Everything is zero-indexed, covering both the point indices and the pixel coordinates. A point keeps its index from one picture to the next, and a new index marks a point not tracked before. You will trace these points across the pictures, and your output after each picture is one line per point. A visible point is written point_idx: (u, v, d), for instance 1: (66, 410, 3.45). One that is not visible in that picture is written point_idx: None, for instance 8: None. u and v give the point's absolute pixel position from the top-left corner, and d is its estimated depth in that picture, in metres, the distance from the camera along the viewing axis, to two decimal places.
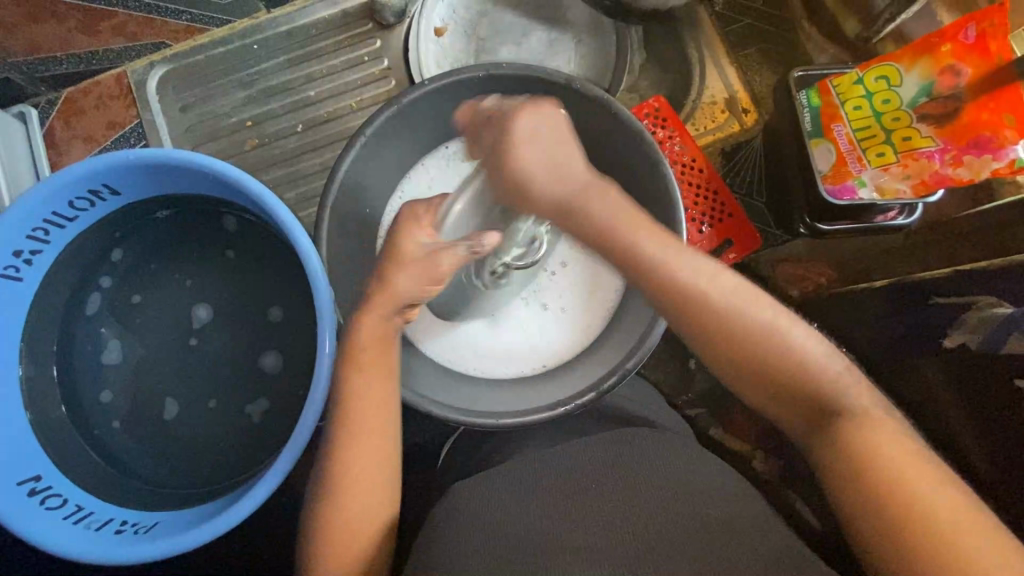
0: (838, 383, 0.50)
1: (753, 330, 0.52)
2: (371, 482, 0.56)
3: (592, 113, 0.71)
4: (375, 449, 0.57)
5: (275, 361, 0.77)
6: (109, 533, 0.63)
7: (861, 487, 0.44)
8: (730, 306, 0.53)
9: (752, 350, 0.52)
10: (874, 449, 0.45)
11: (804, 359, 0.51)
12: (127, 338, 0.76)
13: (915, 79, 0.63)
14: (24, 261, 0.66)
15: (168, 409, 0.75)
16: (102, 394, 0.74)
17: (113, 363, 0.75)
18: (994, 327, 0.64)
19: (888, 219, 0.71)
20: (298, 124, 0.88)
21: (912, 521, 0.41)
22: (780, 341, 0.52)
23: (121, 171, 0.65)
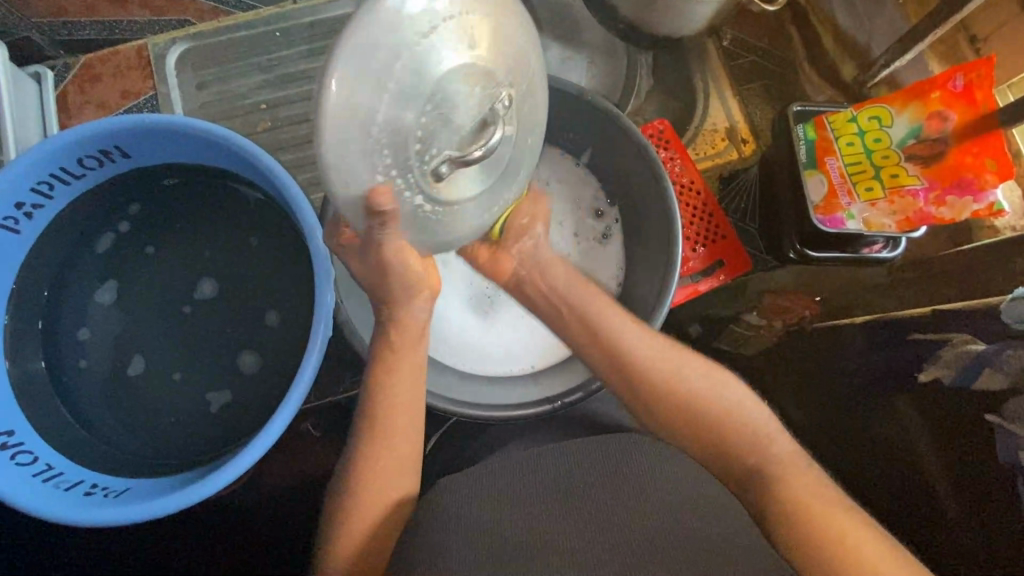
0: (767, 440, 0.57)
1: (691, 392, 0.60)
2: (403, 449, 0.58)
3: (600, 125, 0.73)
4: (402, 416, 0.60)
5: (253, 362, 0.75)
6: (78, 494, 0.61)
7: (806, 525, 0.49)
8: (666, 366, 0.61)
9: (696, 413, 0.59)
10: (811, 494, 0.51)
11: (739, 415, 0.58)
12: (124, 284, 0.75)
13: (905, 122, 0.68)
14: (25, 214, 0.66)
15: (135, 364, 0.74)
16: (81, 330, 0.74)
17: (104, 303, 0.75)
18: (965, 364, 0.67)
19: (874, 251, 0.74)
20: (312, 112, 0.90)
21: (845, 555, 0.46)
22: (704, 407, 0.59)
23: (135, 133, 0.65)
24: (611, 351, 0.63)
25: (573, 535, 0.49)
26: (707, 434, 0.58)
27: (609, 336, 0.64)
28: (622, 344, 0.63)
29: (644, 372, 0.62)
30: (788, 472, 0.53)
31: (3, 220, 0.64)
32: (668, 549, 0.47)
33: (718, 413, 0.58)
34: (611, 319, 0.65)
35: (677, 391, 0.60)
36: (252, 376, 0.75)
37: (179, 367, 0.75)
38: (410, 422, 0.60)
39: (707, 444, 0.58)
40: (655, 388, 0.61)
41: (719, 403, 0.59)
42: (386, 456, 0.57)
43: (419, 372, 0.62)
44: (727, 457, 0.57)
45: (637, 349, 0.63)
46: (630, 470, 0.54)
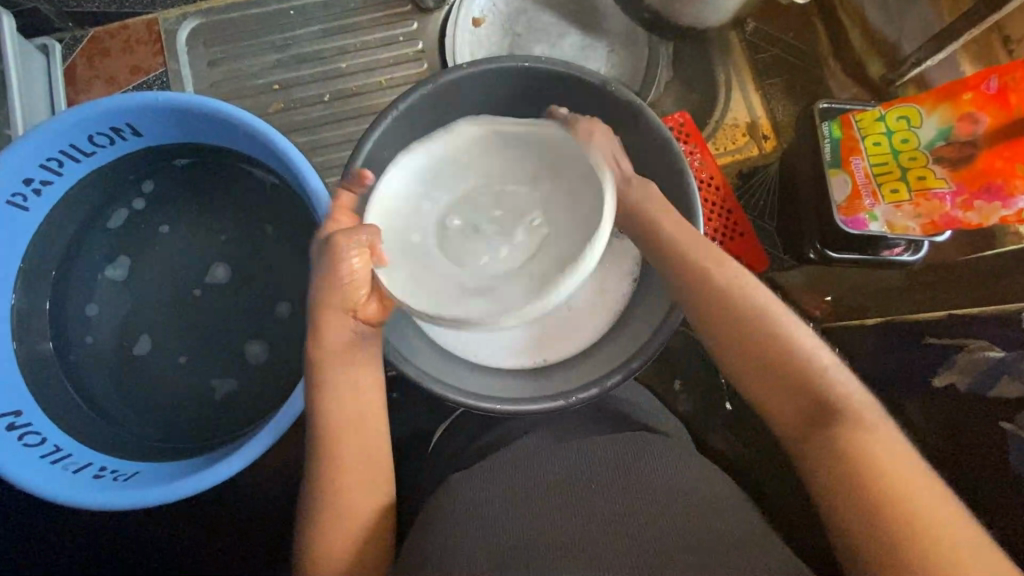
0: (837, 391, 0.51)
1: (771, 325, 0.54)
2: (362, 461, 0.58)
3: (623, 116, 0.72)
4: (361, 424, 0.59)
5: (259, 352, 0.73)
6: (87, 476, 0.61)
7: (867, 493, 0.45)
8: (740, 291, 0.56)
9: (785, 356, 0.53)
10: (878, 457, 0.46)
11: (813, 360, 0.52)
12: (137, 262, 0.74)
13: (934, 123, 0.66)
14: (33, 191, 0.64)
15: (141, 343, 0.73)
16: (88, 307, 0.72)
17: (116, 280, 0.73)
18: (983, 369, 0.66)
19: (894, 254, 0.73)
20: (325, 94, 0.88)
21: (917, 528, 0.42)
22: (774, 338, 0.53)
23: (148, 112, 0.64)
24: (694, 284, 0.58)
25: (591, 534, 0.48)
26: (788, 383, 0.52)
27: (702, 271, 0.59)
28: (708, 278, 0.58)
29: (708, 292, 0.58)
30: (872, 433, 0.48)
31: (10, 196, 0.63)
32: (688, 552, 0.46)
33: (794, 350, 0.53)
34: (698, 252, 0.60)
35: (767, 332, 0.54)
36: (257, 367, 0.73)
37: (182, 350, 0.73)
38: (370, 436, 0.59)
39: (788, 389, 0.52)
40: (742, 324, 0.55)
41: (793, 338, 0.53)
42: (345, 467, 0.57)
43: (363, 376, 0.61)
44: (791, 395, 0.52)
45: (716, 280, 0.58)
46: (649, 470, 0.54)
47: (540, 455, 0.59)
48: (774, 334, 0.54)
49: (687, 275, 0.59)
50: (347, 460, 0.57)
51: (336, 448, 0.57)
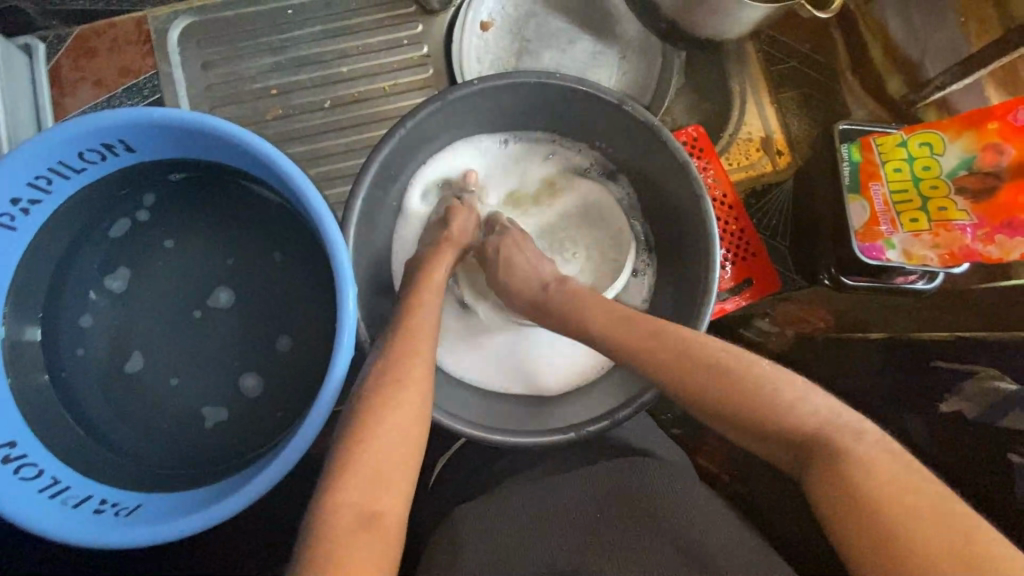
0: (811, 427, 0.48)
1: (747, 373, 0.53)
2: (386, 468, 0.52)
3: (637, 134, 0.70)
4: (401, 431, 0.55)
5: (255, 384, 0.71)
6: (87, 512, 0.59)
7: (886, 541, 0.40)
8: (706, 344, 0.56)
9: (770, 401, 0.51)
10: (889, 494, 0.42)
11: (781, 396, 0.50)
12: (139, 274, 0.71)
13: (957, 152, 0.65)
14: (21, 210, 0.61)
15: (133, 360, 0.70)
16: (82, 317, 0.70)
17: (116, 292, 0.71)
18: (991, 401, 0.64)
19: (909, 282, 0.72)
20: (326, 100, 0.84)
21: (956, 565, 0.38)
22: (755, 390, 0.51)
23: (142, 129, 0.61)
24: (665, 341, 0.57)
25: None
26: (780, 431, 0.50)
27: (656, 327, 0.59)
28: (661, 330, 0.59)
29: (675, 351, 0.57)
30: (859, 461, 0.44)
31: None
32: None
33: (775, 399, 0.50)
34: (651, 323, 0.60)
35: (745, 379, 0.52)
36: (254, 400, 0.71)
37: (174, 371, 0.71)
38: (404, 450, 0.54)
39: (786, 438, 0.49)
40: (696, 374, 0.54)
41: (766, 386, 0.51)
42: (370, 465, 0.52)
43: (417, 383, 0.58)
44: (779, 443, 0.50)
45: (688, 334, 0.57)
46: (667, 517, 0.54)
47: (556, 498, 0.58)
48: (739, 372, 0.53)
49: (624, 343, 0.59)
50: (367, 469, 0.52)
51: (368, 445, 0.53)
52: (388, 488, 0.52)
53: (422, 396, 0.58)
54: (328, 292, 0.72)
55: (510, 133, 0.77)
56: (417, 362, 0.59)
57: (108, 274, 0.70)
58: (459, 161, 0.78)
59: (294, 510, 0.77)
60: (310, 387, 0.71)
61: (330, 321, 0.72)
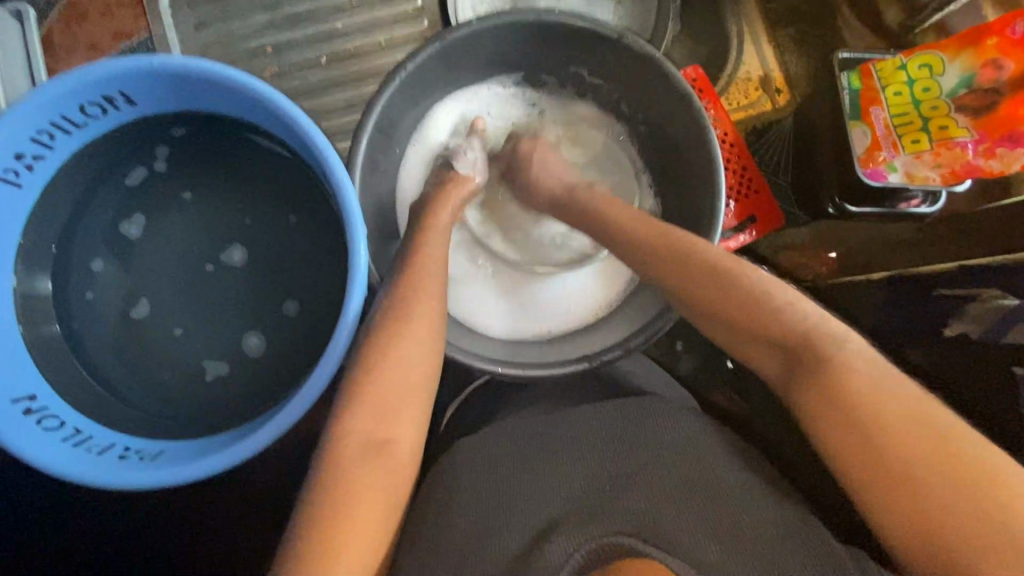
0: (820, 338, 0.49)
1: (749, 290, 0.54)
2: (404, 408, 0.53)
3: (638, 68, 0.70)
4: (413, 368, 0.55)
5: (257, 344, 0.71)
6: (112, 458, 0.59)
7: (868, 455, 0.43)
8: (716, 266, 0.56)
9: (792, 333, 0.50)
10: (870, 403, 0.44)
11: (779, 313, 0.52)
12: (157, 216, 0.71)
13: (956, 71, 0.65)
14: (25, 166, 0.61)
15: (139, 307, 0.70)
16: (93, 261, 0.69)
17: (132, 238, 0.70)
18: (996, 319, 0.65)
19: (912, 207, 0.72)
20: (322, 57, 0.84)
21: (934, 476, 0.40)
22: (753, 303, 0.53)
23: (142, 78, 0.60)
24: (688, 261, 0.58)
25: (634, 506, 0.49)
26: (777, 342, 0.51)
27: (699, 259, 0.57)
28: (689, 266, 0.58)
29: (692, 275, 0.57)
30: (882, 402, 0.44)
31: (2, 172, 0.60)
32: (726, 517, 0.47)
33: (776, 316, 0.51)
34: (696, 253, 0.58)
35: (750, 304, 0.53)
36: (258, 358, 0.70)
37: (178, 321, 0.70)
38: (421, 384, 0.55)
39: (789, 352, 0.50)
40: (737, 309, 0.53)
41: (766, 300, 0.53)
42: (379, 399, 0.52)
43: (426, 320, 0.58)
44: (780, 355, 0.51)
45: (714, 262, 0.57)
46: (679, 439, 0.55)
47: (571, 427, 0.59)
48: (778, 311, 0.52)
49: (659, 271, 0.60)
50: (381, 402, 0.52)
51: (386, 377, 0.54)
52: (403, 419, 0.52)
53: (432, 338, 0.58)
54: (335, 240, 0.72)
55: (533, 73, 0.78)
56: (429, 297, 0.59)
57: (124, 221, 0.70)
58: (479, 93, 0.79)
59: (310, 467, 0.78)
60: (322, 336, 0.71)
61: (338, 272, 0.72)
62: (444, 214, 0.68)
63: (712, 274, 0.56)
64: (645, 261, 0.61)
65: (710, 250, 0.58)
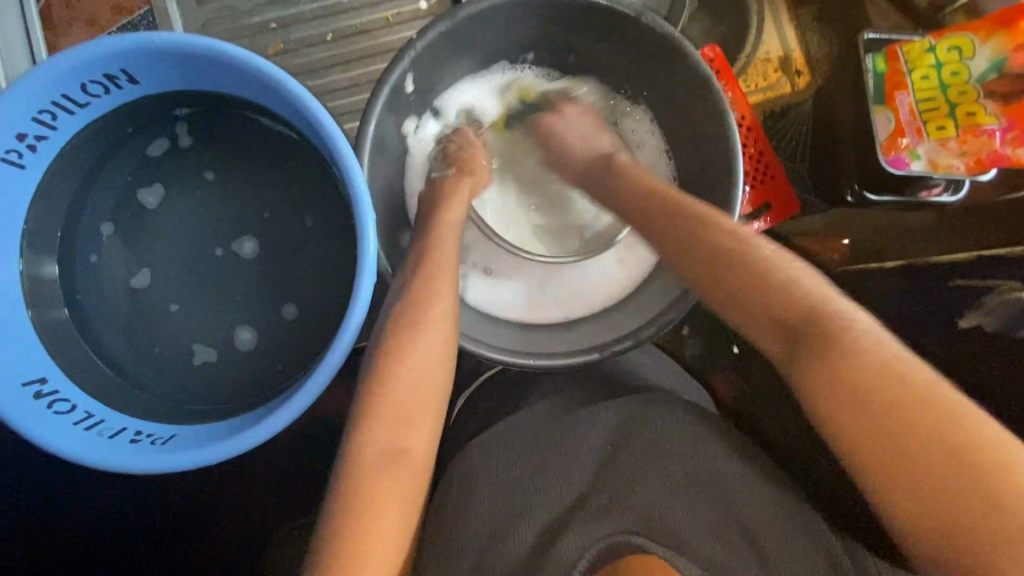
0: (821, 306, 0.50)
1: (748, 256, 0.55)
2: (416, 402, 0.53)
3: (656, 49, 0.68)
4: (427, 360, 0.55)
5: (248, 338, 0.70)
6: (124, 442, 0.60)
7: (888, 436, 0.43)
8: (713, 235, 0.58)
9: (802, 307, 0.50)
10: (868, 365, 0.45)
11: (783, 283, 0.52)
12: (170, 190, 0.71)
13: (987, 54, 0.63)
14: (28, 146, 0.60)
15: (139, 277, 0.70)
16: (104, 226, 0.69)
17: (148, 207, 0.70)
18: (1014, 313, 0.63)
19: (933, 195, 0.70)
20: (328, 33, 0.81)
21: (939, 448, 0.41)
22: (754, 273, 0.54)
23: (144, 55, 0.59)
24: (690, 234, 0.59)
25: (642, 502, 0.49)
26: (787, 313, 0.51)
27: (700, 233, 0.58)
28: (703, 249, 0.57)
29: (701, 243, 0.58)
30: (901, 379, 0.44)
31: (5, 153, 0.58)
32: None
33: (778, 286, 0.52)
34: (685, 216, 0.60)
35: (752, 270, 0.54)
36: (271, 343, 0.70)
37: (175, 297, 0.70)
38: (433, 378, 0.54)
39: (789, 320, 0.51)
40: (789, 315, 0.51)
41: (765, 268, 0.53)
42: (402, 400, 0.53)
43: (437, 310, 0.57)
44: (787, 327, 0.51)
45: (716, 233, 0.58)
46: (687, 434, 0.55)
47: (581, 421, 0.59)
48: (779, 289, 0.52)
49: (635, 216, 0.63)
50: (392, 397, 0.52)
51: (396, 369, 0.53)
52: (417, 409, 0.52)
53: (447, 337, 0.57)
54: (344, 227, 0.71)
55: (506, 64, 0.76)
56: (440, 286, 0.59)
57: (142, 188, 0.70)
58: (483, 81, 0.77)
59: (318, 451, 0.79)
60: (330, 322, 0.70)
61: (345, 258, 0.71)
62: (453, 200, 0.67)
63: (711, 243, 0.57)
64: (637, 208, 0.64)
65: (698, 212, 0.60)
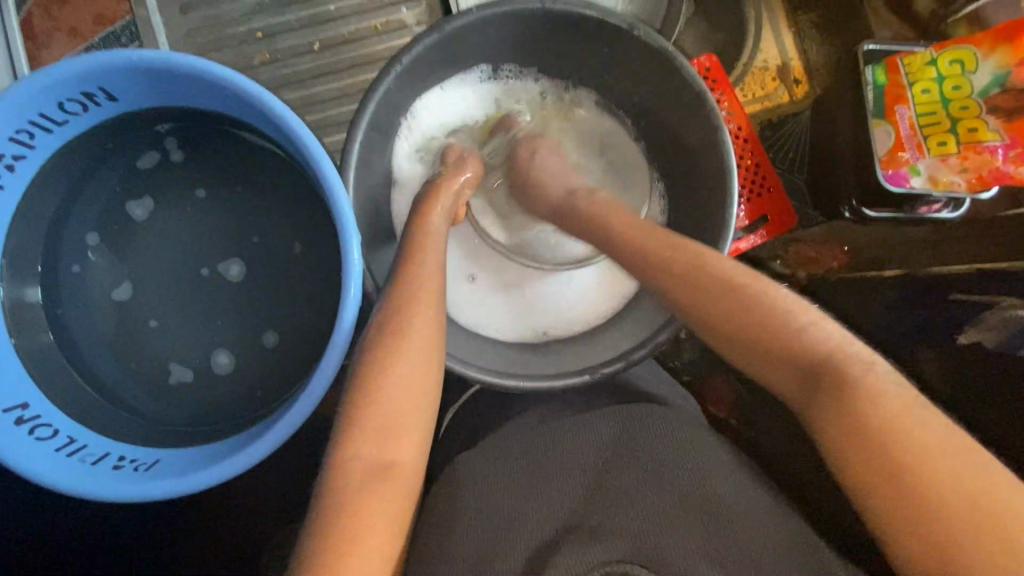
0: (811, 338, 0.47)
1: (744, 287, 0.52)
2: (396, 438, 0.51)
3: (649, 62, 0.66)
4: (413, 392, 0.53)
5: (226, 362, 0.69)
6: (107, 469, 0.59)
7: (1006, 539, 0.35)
8: (707, 265, 0.55)
9: (805, 351, 0.46)
10: (865, 404, 0.42)
11: (776, 315, 0.49)
12: (160, 202, 0.69)
13: (989, 68, 0.62)
14: (5, 167, 0.59)
15: (122, 289, 0.69)
16: (88, 236, 0.68)
17: (137, 219, 0.69)
18: (1012, 331, 0.60)
19: (932, 212, 0.69)
20: (315, 42, 0.80)
21: (944, 500, 0.37)
22: (750, 303, 0.50)
23: (122, 74, 0.57)
24: (665, 267, 0.57)
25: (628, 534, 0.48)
26: (781, 352, 0.48)
27: (700, 268, 0.55)
28: (694, 274, 0.55)
29: (696, 270, 0.55)
30: (932, 433, 0.39)
31: None
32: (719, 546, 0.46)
33: (771, 321, 0.49)
34: (691, 257, 0.56)
35: (750, 302, 0.50)
36: (258, 363, 0.69)
37: (153, 313, 0.69)
38: (414, 413, 0.53)
39: (794, 360, 0.47)
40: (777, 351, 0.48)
41: (763, 302, 0.50)
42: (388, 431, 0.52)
43: (423, 335, 0.56)
44: (780, 362, 0.48)
45: (709, 268, 0.55)
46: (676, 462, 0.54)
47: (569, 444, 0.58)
48: (790, 337, 0.47)
49: (627, 238, 0.60)
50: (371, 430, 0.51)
51: (377, 402, 0.52)
52: (400, 442, 0.51)
53: (432, 361, 0.56)
54: (331, 245, 0.70)
55: (442, 83, 0.73)
56: (423, 311, 0.57)
57: (131, 200, 0.69)
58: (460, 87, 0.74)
59: (308, 466, 0.78)
60: (318, 342, 0.69)
61: (333, 276, 0.70)
62: (441, 217, 0.66)
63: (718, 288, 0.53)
64: (634, 228, 0.60)
65: (706, 254, 0.56)
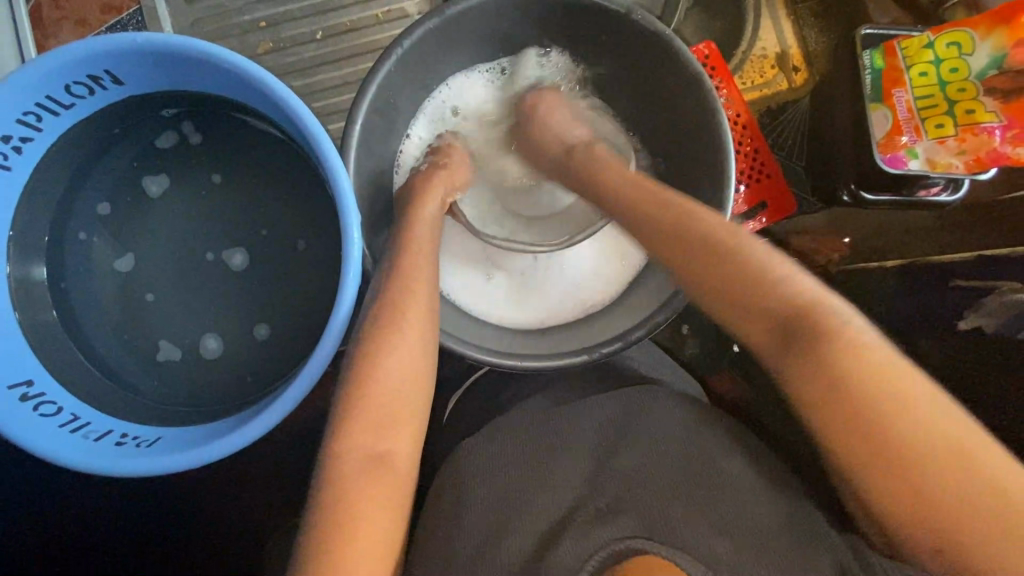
0: (798, 305, 0.49)
1: (722, 250, 0.53)
2: (391, 415, 0.52)
3: (646, 46, 0.66)
4: (413, 370, 0.54)
5: (214, 346, 0.70)
6: (109, 445, 0.60)
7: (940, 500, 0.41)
8: (696, 230, 0.56)
9: (783, 313, 0.49)
10: (876, 378, 0.44)
11: (764, 278, 0.50)
12: (175, 178, 0.70)
13: (987, 50, 0.62)
14: (13, 148, 0.60)
15: (124, 260, 0.69)
16: (99, 206, 0.69)
17: (152, 194, 0.70)
18: (1014, 313, 0.61)
19: (931, 195, 0.69)
20: (317, 31, 0.81)
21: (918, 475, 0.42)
22: (735, 268, 0.52)
23: (128, 57, 0.58)
24: (662, 234, 0.57)
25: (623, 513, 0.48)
26: (768, 316, 0.50)
27: (693, 229, 0.56)
28: (684, 239, 0.56)
29: (688, 234, 0.56)
30: (901, 399, 0.43)
31: None
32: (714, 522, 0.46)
33: (752, 285, 0.51)
34: (674, 223, 0.57)
35: (734, 266, 0.52)
36: (260, 348, 0.70)
37: (150, 287, 0.70)
38: (410, 393, 0.54)
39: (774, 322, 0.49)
40: (764, 314, 0.50)
41: (738, 264, 0.52)
42: (385, 408, 0.52)
43: (419, 314, 0.57)
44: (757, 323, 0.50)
45: (681, 233, 0.56)
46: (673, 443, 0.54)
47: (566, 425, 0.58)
48: (765, 292, 0.50)
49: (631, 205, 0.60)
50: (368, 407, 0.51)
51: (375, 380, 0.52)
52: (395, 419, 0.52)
53: (431, 338, 0.57)
54: (331, 229, 0.71)
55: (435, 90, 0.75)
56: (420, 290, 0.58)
57: (148, 176, 0.70)
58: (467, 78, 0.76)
59: (310, 451, 0.79)
60: (320, 324, 0.70)
61: (334, 260, 0.70)
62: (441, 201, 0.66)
63: (754, 282, 0.51)
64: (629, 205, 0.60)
65: (674, 212, 0.57)
